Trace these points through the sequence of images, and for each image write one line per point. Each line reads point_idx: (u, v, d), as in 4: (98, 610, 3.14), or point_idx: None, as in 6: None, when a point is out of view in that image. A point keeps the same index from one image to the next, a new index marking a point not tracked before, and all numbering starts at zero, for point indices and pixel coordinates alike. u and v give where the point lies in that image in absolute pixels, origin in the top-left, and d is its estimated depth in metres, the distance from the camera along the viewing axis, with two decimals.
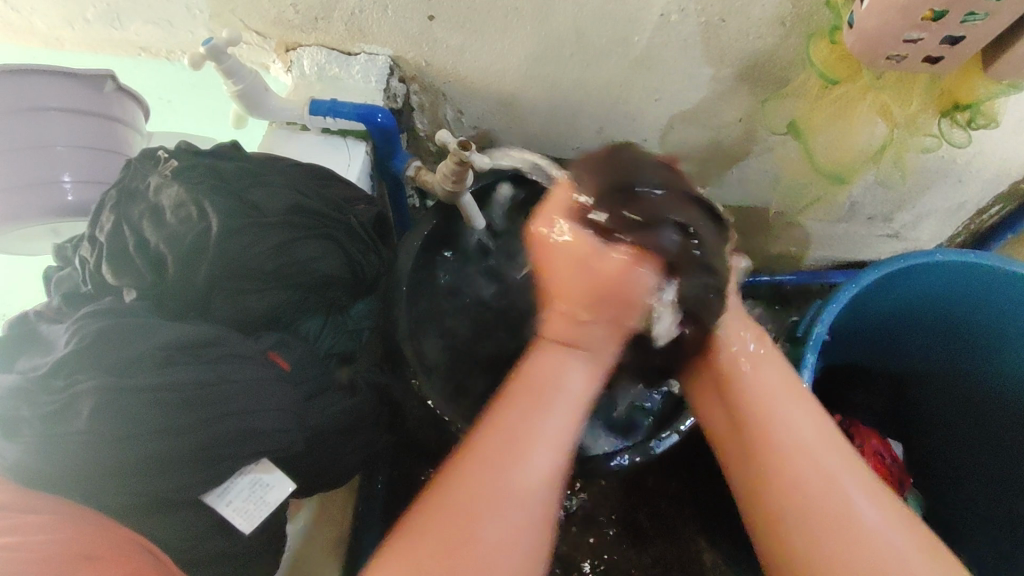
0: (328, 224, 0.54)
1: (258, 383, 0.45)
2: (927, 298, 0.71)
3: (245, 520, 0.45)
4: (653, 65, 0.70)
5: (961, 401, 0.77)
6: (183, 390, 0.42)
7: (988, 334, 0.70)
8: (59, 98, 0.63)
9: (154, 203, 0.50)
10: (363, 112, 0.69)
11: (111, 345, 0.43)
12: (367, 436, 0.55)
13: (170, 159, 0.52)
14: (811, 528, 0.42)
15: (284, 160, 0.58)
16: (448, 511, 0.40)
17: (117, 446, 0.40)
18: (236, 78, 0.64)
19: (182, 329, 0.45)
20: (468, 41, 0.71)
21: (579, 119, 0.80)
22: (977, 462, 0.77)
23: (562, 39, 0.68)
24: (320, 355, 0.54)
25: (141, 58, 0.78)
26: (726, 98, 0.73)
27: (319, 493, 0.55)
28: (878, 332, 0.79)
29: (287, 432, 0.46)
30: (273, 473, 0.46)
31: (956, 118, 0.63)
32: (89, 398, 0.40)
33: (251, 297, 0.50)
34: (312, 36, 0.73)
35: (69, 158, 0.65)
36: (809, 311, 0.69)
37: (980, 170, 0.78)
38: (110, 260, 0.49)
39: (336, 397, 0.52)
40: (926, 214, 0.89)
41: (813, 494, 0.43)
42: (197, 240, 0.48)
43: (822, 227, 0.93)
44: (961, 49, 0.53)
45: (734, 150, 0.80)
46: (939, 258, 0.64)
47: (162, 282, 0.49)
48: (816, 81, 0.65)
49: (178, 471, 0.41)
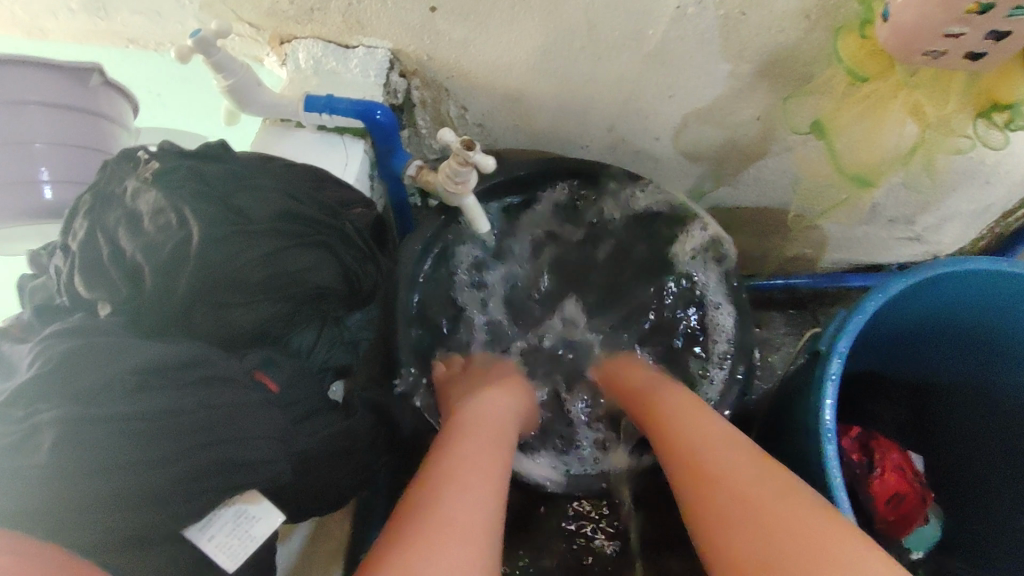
0: (320, 230, 0.50)
1: (243, 407, 0.42)
2: (954, 308, 0.67)
3: (229, 558, 0.41)
4: (668, 59, 0.66)
5: (987, 414, 0.73)
6: (160, 417, 0.39)
7: (1018, 346, 0.66)
8: (39, 92, 0.59)
9: (131, 209, 0.46)
10: (361, 109, 0.66)
11: (82, 368, 0.39)
12: (362, 459, 0.52)
13: (151, 161, 0.48)
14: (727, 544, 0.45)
15: (276, 160, 0.55)
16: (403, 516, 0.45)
17: (86, 479, 0.36)
18: (227, 73, 0.60)
19: (161, 350, 0.41)
20: (472, 34, 0.66)
21: (589, 117, 0.76)
22: (1002, 477, 0.73)
23: (571, 33, 0.64)
24: (313, 371, 0.51)
25: (129, 49, 0.74)
26: (745, 95, 0.69)
27: (311, 519, 0.51)
28: (899, 342, 0.75)
29: (275, 461, 0.42)
30: (260, 504, 0.42)
31: (992, 119, 0.59)
32: (55, 426, 0.37)
33: (236, 311, 0.46)
34: (308, 28, 0.69)
35: (49, 156, 0.61)
36: (832, 321, 0.65)
37: (1010, 172, 0.74)
38: (83, 271, 0.45)
39: (329, 419, 0.49)
40: (951, 216, 0.84)
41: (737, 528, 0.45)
42: (176, 251, 0.44)
43: (841, 230, 0.89)
44: (1005, 44, 0.49)
45: (752, 149, 0.76)
46: (972, 267, 0.60)
47: (139, 296, 0.45)
48: (843, 78, 0.61)
49: (154, 507, 0.38)
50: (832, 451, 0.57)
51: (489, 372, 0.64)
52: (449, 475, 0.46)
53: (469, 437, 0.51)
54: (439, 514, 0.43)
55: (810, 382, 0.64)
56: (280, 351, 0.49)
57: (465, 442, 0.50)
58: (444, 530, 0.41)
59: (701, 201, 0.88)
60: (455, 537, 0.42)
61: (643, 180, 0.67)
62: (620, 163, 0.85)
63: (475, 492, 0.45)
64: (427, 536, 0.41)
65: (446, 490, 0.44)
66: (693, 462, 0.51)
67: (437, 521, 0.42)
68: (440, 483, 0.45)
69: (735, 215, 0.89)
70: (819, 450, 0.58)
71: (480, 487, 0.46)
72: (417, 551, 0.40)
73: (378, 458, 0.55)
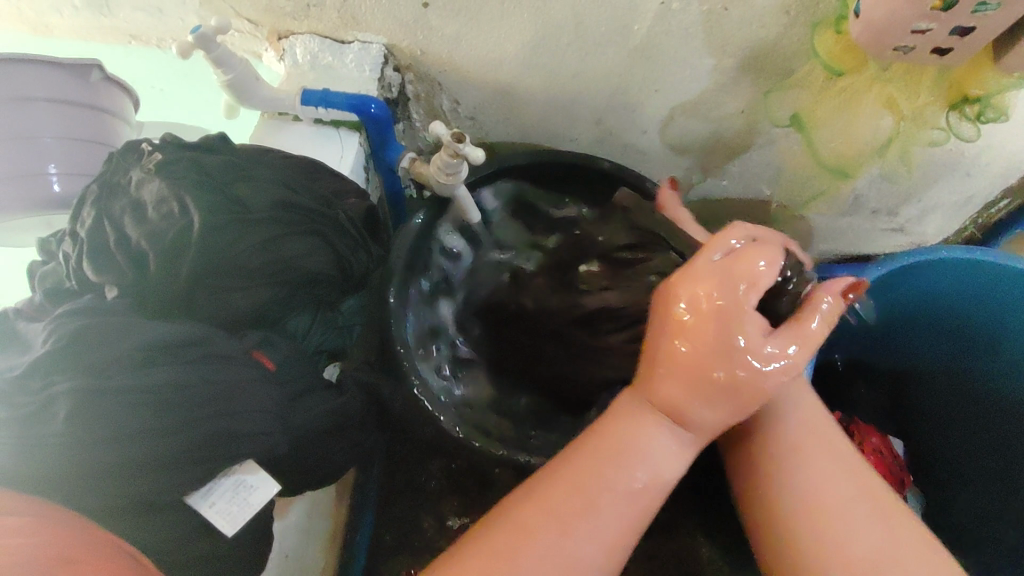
0: (314, 218, 0.53)
1: (240, 383, 0.44)
2: (930, 296, 0.70)
3: (228, 523, 0.44)
4: (654, 54, 0.68)
5: (964, 400, 0.76)
6: (165, 392, 0.42)
7: (992, 333, 0.69)
8: (46, 88, 0.61)
9: (136, 198, 0.49)
10: (356, 103, 0.68)
11: (92, 344, 0.42)
12: (354, 435, 0.55)
13: (154, 153, 0.51)
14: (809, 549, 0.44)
15: (273, 152, 0.57)
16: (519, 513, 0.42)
17: (94, 447, 0.39)
18: (226, 67, 0.63)
19: (165, 329, 0.44)
20: (464, 29, 0.69)
21: (578, 111, 0.78)
22: (980, 462, 0.75)
23: (560, 28, 0.67)
24: (308, 353, 0.53)
25: (131, 46, 0.77)
26: (730, 88, 0.71)
27: (307, 492, 0.54)
28: (878, 330, 0.78)
29: (270, 433, 0.45)
30: (257, 474, 0.45)
31: (964, 111, 0.61)
32: (68, 398, 0.39)
33: (236, 295, 0.49)
34: (305, 24, 0.72)
35: (57, 149, 0.64)
36: (810, 308, 0.68)
37: (989, 163, 0.76)
38: (91, 256, 0.48)
39: (323, 396, 0.51)
40: (933, 208, 0.87)
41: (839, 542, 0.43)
42: (179, 237, 0.47)
43: (826, 221, 0.91)
44: (970, 40, 0.51)
45: (737, 142, 0.79)
46: (946, 255, 0.63)
47: (144, 279, 0.48)
48: (821, 72, 0.63)
49: (158, 474, 0.41)
50: None
51: (713, 328, 0.41)
52: (539, 511, 0.41)
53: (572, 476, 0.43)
54: (529, 531, 0.40)
55: None
56: (277, 333, 0.51)
57: (574, 480, 0.42)
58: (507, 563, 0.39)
59: (690, 192, 0.90)
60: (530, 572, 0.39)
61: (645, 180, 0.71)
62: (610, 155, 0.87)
63: (585, 517, 0.41)
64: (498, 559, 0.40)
65: (533, 507, 0.42)
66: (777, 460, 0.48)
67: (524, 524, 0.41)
68: (526, 519, 0.41)
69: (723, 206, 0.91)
70: None
71: (598, 530, 0.41)
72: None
73: (370, 436, 0.57)
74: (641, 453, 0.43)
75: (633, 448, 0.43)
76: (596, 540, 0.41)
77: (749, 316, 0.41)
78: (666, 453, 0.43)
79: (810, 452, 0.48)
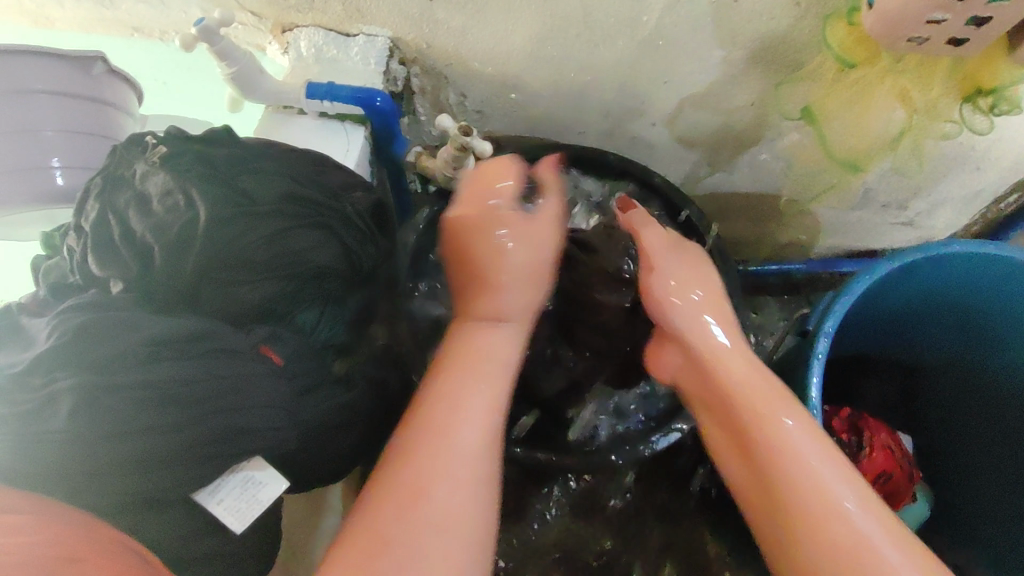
0: (321, 212, 0.52)
1: (246, 378, 0.44)
2: (941, 291, 0.69)
3: (236, 520, 0.43)
4: (661, 46, 0.67)
5: (974, 395, 0.75)
6: (171, 388, 0.41)
7: (1004, 328, 0.68)
8: (48, 80, 0.61)
9: (140, 191, 0.48)
10: (362, 96, 0.68)
11: (97, 340, 0.41)
12: (362, 431, 0.54)
13: (158, 145, 0.50)
14: (798, 524, 0.46)
15: (279, 146, 0.57)
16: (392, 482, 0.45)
17: (100, 444, 0.39)
18: (230, 60, 0.62)
19: (172, 324, 0.44)
20: (470, 22, 0.68)
21: (584, 105, 0.78)
22: (991, 457, 0.75)
23: (567, 20, 0.66)
24: (316, 349, 0.52)
25: (134, 38, 0.76)
26: (738, 80, 0.70)
27: (315, 488, 0.54)
28: (888, 326, 0.77)
29: (278, 429, 0.45)
30: (265, 470, 0.44)
31: (978, 103, 0.60)
32: (73, 394, 0.39)
33: (243, 289, 0.48)
34: (309, 16, 0.71)
35: (59, 143, 0.63)
36: (821, 302, 0.67)
37: (1000, 156, 0.75)
38: (95, 250, 0.47)
39: (331, 392, 0.51)
40: (942, 202, 0.86)
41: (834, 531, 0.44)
42: (184, 230, 0.46)
43: (834, 215, 0.90)
44: (987, 31, 0.50)
45: (746, 136, 0.78)
46: (957, 249, 0.61)
47: (149, 273, 0.47)
48: (833, 64, 0.62)
49: (166, 470, 0.40)
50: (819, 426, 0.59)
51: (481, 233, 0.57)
52: (431, 424, 0.48)
53: (456, 376, 0.51)
54: (403, 489, 0.44)
55: (799, 360, 0.66)
56: (284, 328, 0.51)
57: (458, 389, 0.50)
58: (409, 502, 0.43)
59: (697, 186, 0.89)
60: (430, 500, 0.44)
61: (653, 176, 0.71)
62: (617, 149, 0.86)
63: (457, 432, 0.47)
64: (399, 502, 0.44)
65: (418, 439, 0.47)
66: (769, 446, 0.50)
67: (409, 498, 0.44)
68: (422, 436, 0.47)
69: (731, 200, 0.91)
70: None
71: (467, 428, 0.48)
72: (384, 522, 0.43)
73: (379, 432, 0.57)
74: (484, 358, 0.53)
75: (478, 358, 0.53)
76: (452, 490, 0.44)
77: (500, 215, 0.57)
78: (505, 342, 0.55)
79: (799, 440, 0.49)
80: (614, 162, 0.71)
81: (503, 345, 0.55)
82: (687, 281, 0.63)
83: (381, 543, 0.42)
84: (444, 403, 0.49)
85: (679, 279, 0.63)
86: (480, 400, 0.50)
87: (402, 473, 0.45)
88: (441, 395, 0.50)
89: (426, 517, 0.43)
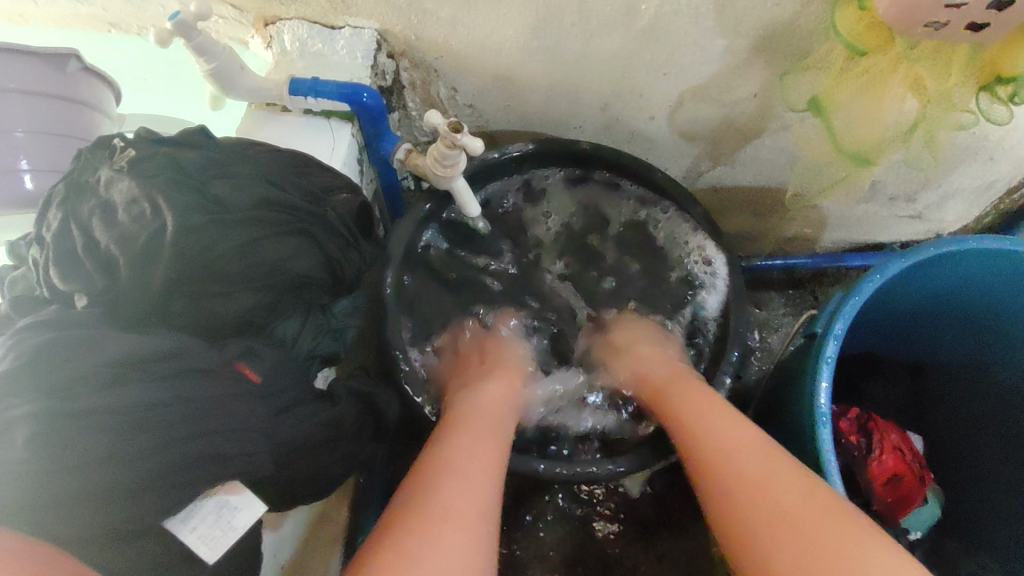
0: (301, 218, 0.50)
1: (220, 400, 0.42)
2: (953, 289, 0.66)
3: (210, 550, 0.41)
4: (661, 36, 0.64)
5: (986, 395, 0.72)
6: (137, 412, 0.39)
7: (1021, 327, 0.65)
8: (17, 78, 0.58)
9: (105, 199, 0.45)
10: (347, 92, 0.64)
11: (56, 363, 0.39)
12: (347, 447, 0.52)
13: (126, 149, 0.47)
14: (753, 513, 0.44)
15: (258, 147, 0.54)
16: (410, 492, 0.45)
17: (56, 475, 0.36)
18: (209, 56, 0.59)
19: (138, 342, 0.41)
20: (460, 12, 0.65)
21: (581, 98, 0.74)
22: (1003, 460, 0.72)
23: (561, 10, 0.62)
24: (299, 361, 0.50)
25: (111, 34, 0.73)
26: (742, 70, 0.67)
27: (300, 505, 0.52)
28: (898, 324, 0.74)
29: (255, 452, 0.43)
30: (241, 495, 0.42)
31: (996, 92, 0.57)
32: (32, 422, 0.36)
33: (218, 301, 0.46)
34: (292, 8, 0.68)
35: (29, 144, 0.60)
36: (830, 302, 0.64)
37: (1014, 146, 0.72)
38: (57, 262, 0.45)
39: (314, 408, 0.48)
40: (953, 193, 0.82)
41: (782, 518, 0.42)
42: (151, 241, 0.43)
43: (840, 209, 0.87)
44: (1009, 15, 0.47)
45: (749, 128, 0.75)
46: (973, 245, 0.58)
47: (115, 286, 0.44)
48: (842, 51, 0.58)
49: (133, 499, 0.37)
50: (827, 436, 0.56)
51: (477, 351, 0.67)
52: (445, 459, 0.47)
53: (472, 428, 0.51)
54: (419, 500, 0.43)
55: (806, 364, 0.63)
56: (263, 341, 0.48)
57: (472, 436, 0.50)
58: (429, 509, 0.42)
59: (699, 180, 0.86)
60: (448, 526, 0.42)
61: (653, 171, 0.67)
62: (616, 143, 0.83)
63: (475, 469, 0.47)
64: (423, 523, 0.42)
65: (439, 458, 0.47)
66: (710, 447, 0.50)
67: (427, 503, 0.43)
68: (439, 468, 0.46)
69: (734, 194, 0.87)
70: (814, 434, 0.57)
71: (481, 468, 0.47)
72: (409, 540, 0.41)
73: (366, 446, 0.55)
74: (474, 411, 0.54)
75: (469, 411, 0.54)
76: (463, 502, 0.44)
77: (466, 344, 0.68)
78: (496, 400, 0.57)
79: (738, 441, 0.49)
80: (612, 156, 0.68)
81: (494, 402, 0.57)
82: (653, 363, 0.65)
83: (399, 545, 0.40)
84: (462, 433, 0.50)
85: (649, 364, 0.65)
86: (488, 436, 0.51)
87: (429, 483, 0.45)
88: (454, 424, 0.52)
89: (451, 541, 0.41)
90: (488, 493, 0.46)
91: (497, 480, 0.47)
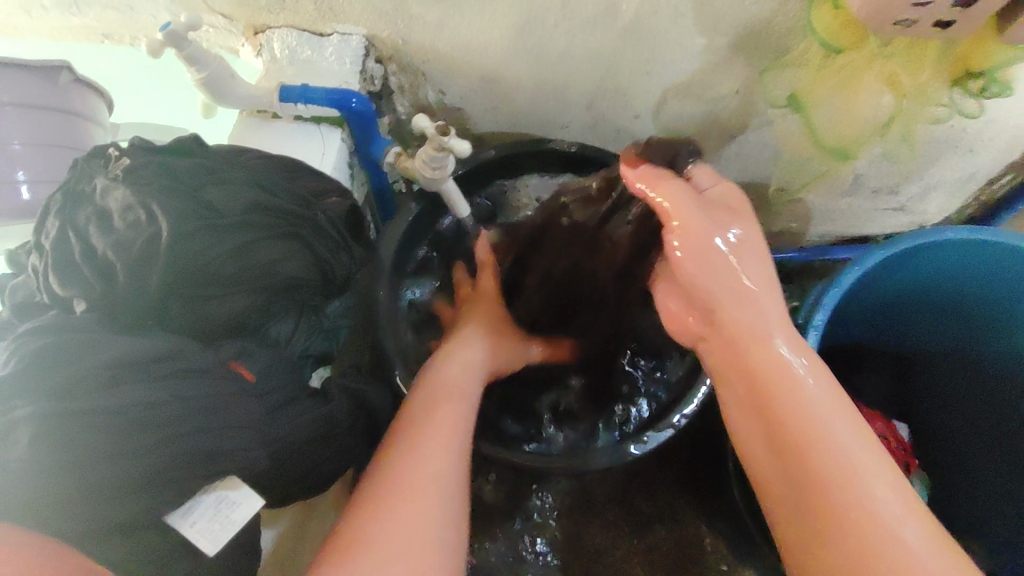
0: (293, 222, 0.51)
1: (218, 398, 0.43)
2: (931, 279, 0.67)
3: (211, 543, 0.42)
4: (643, 36, 0.65)
5: (967, 381, 0.74)
6: (136, 411, 0.40)
7: (1001, 316, 0.66)
8: (12, 93, 0.59)
9: (101, 207, 0.47)
10: (337, 98, 0.65)
11: (57, 365, 0.41)
12: (341, 443, 0.53)
13: (121, 158, 0.49)
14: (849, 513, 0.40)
15: (251, 153, 0.55)
16: (375, 480, 0.46)
17: (58, 473, 0.37)
18: (199, 65, 0.60)
19: (136, 345, 0.43)
20: (447, 16, 0.66)
21: (567, 97, 0.76)
22: (987, 446, 0.73)
23: (544, 12, 0.64)
24: (293, 360, 0.52)
25: (104, 45, 0.74)
26: (722, 68, 0.68)
27: (297, 500, 0.53)
28: (878, 315, 0.76)
29: (251, 448, 0.44)
30: (240, 489, 0.44)
31: (967, 86, 0.58)
32: (33, 421, 0.38)
33: (211, 303, 0.47)
34: (281, 16, 0.69)
35: (27, 156, 0.62)
36: (810, 294, 0.65)
37: (992, 138, 0.73)
38: (56, 270, 0.46)
39: (308, 405, 0.50)
40: (935, 185, 0.84)
41: (874, 521, 0.39)
42: (147, 248, 0.45)
43: (825, 201, 0.88)
44: (974, 12, 0.49)
45: (733, 124, 0.76)
46: (951, 236, 0.60)
47: (111, 292, 0.45)
48: (818, 49, 0.60)
49: (133, 494, 0.39)
50: None
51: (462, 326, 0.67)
52: (401, 438, 0.49)
53: (426, 402, 0.52)
54: (382, 491, 0.45)
55: None
56: (258, 341, 0.50)
57: (435, 408, 0.51)
58: (389, 497, 0.44)
59: None
60: (405, 508, 0.43)
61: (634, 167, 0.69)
62: (602, 142, 0.85)
63: (434, 445, 0.48)
64: (379, 509, 0.43)
65: (401, 441, 0.48)
66: (787, 417, 0.45)
67: (387, 490, 0.44)
68: (396, 450, 0.48)
69: None
70: None
71: (443, 444, 0.48)
72: (364, 523, 0.43)
73: (360, 442, 0.56)
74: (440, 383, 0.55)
75: (436, 384, 0.55)
76: (427, 484, 0.45)
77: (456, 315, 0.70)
78: (466, 374, 0.58)
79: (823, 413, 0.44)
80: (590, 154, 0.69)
81: (461, 373, 0.57)
82: (704, 246, 0.48)
83: (362, 537, 0.42)
84: (427, 405, 0.52)
85: (700, 249, 0.48)
86: (452, 406, 0.52)
87: (392, 470, 0.46)
88: (419, 395, 0.53)
89: (402, 518, 0.43)
90: (449, 469, 0.47)
91: (460, 459, 0.48)
